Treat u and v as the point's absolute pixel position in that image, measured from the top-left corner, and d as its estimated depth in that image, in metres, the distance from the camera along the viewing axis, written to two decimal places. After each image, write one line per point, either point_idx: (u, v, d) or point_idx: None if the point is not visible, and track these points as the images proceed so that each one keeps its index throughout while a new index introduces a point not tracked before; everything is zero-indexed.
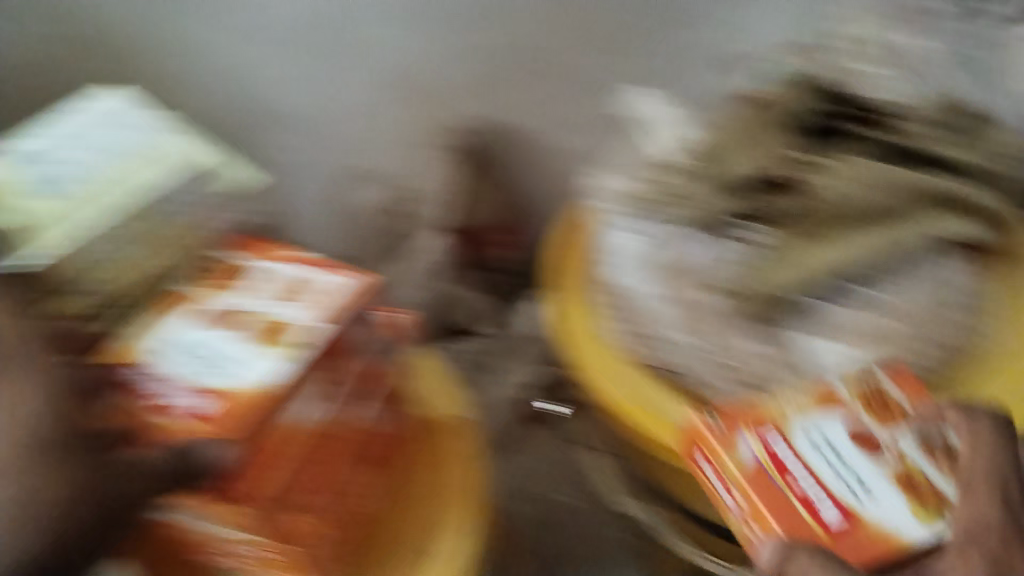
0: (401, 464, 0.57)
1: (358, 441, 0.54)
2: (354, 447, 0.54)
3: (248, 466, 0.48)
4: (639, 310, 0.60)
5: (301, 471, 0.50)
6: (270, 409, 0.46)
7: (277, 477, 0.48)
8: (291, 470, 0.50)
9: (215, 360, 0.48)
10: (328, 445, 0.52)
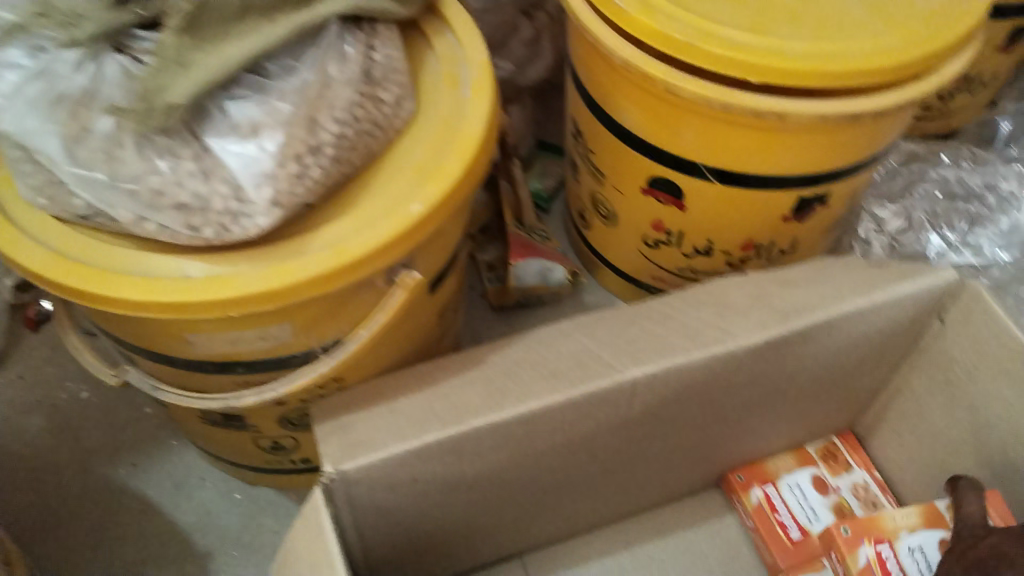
0: (312, 350, 0.58)
1: (292, 331, 0.56)
2: (280, 332, 0.55)
3: (227, 339, 0.55)
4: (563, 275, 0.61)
5: (251, 347, 0.56)
6: (241, 303, 0.51)
7: (252, 344, 0.56)
8: (252, 346, 0.56)
9: (183, 224, 0.52)
10: (290, 337, 0.57)
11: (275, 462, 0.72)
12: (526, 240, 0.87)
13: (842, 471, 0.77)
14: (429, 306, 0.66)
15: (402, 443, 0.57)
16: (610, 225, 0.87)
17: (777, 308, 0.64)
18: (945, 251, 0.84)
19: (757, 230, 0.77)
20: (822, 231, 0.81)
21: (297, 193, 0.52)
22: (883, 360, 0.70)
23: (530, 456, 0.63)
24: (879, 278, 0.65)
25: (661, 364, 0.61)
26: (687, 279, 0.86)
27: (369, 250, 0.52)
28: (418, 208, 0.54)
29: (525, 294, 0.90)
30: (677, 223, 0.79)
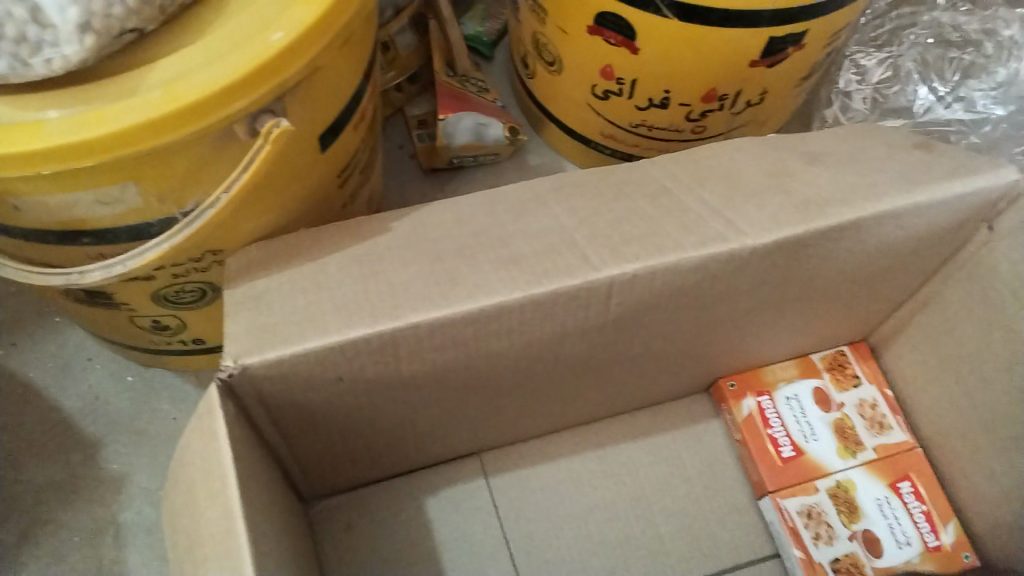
0: (155, 203, 0.47)
1: (129, 190, 0.46)
2: (108, 189, 0.45)
3: (41, 198, 0.44)
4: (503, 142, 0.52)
5: (87, 205, 0.46)
6: (39, 162, 0.39)
7: (84, 208, 0.46)
8: (84, 205, 0.46)
9: None
10: (130, 209, 0.47)
11: (162, 342, 0.64)
12: (457, 91, 0.75)
13: (850, 385, 0.67)
14: (323, 162, 0.54)
15: (324, 337, 0.46)
16: (553, 72, 0.74)
17: (795, 198, 0.52)
18: (932, 105, 0.75)
19: (720, 77, 0.64)
20: (797, 79, 0.68)
21: (116, 14, 0.40)
22: (911, 269, 0.59)
23: (484, 356, 0.53)
24: (920, 171, 0.53)
25: (649, 263, 0.49)
26: (641, 136, 0.73)
27: (213, 91, 0.41)
28: (280, 37, 0.43)
29: (458, 155, 0.77)
30: (629, 69, 0.65)
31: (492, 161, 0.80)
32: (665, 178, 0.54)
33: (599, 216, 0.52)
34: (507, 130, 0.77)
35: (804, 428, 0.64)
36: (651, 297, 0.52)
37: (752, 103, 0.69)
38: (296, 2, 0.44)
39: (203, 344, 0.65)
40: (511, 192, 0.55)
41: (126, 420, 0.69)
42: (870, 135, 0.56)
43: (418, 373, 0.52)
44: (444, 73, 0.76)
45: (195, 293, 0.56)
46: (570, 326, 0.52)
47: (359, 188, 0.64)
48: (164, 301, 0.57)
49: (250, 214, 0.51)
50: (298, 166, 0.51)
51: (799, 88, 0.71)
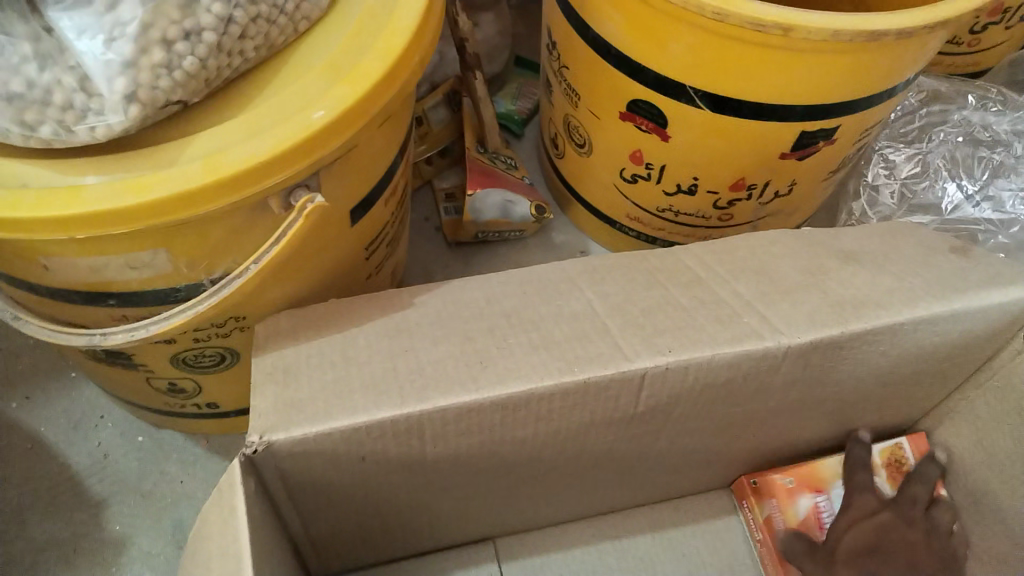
0: (183, 268, 0.47)
1: (160, 253, 0.45)
2: (138, 253, 0.44)
3: (73, 260, 0.44)
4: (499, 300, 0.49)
5: (116, 268, 0.45)
6: (72, 225, 0.39)
7: (114, 272, 0.45)
8: (113, 268, 0.45)
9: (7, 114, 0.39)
10: (162, 277, 0.47)
11: (176, 405, 0.63)
12: (486, 167, 0.75)
13: (904, 484, 0.64)
14: (351, 235, 0.53)
15: (352, 416, 0.45)
16: (583, 154, 0.74)
17: (831, 298, 0.51)
18: (960, 204, 0.73)
19: (750, 167, 0.64)
20: (828, 171, 0.68)
21: (162, 86, 0.40)
22: (945, 374, 0.58)
23: (509, 443, 0.52)
24: (959, 280, 0.52)
25: (681, 356, 0.48)
26: (667, 220, 0.73)
27: (250, 166, 0.40)
28: (319, 116, 0.42)
29: (483, 230, 0.76)
30: (660, 155, 0.65)
31: (517, 237, 0.80)
32: (700, 267, 0.54)
33: (633, 304, 0.52)
34: (534, 207, 0.76)
35: (836, 528, 0.62)
36: (682, 393, 0.51)
37: (780, 194, 0.68)
38: (339, 82, 0.43)
39: (216, 408, 0.64)
40: (544, 274, 0.54)
41: (132, 480, 0.68)
42: (907, 238, 0.57)
43: (442, 458, 0.51)
44: (474, 149, 0.76)
45: (213, 357, 0.56)
46: (599, 418, 0.52)
47: (387, 259, 0.64)
48: (185, 365, 0.56)
49: (279, 283, 0.50)
50: (328, 238, 0.51)
51: (828, 181, 0.70)
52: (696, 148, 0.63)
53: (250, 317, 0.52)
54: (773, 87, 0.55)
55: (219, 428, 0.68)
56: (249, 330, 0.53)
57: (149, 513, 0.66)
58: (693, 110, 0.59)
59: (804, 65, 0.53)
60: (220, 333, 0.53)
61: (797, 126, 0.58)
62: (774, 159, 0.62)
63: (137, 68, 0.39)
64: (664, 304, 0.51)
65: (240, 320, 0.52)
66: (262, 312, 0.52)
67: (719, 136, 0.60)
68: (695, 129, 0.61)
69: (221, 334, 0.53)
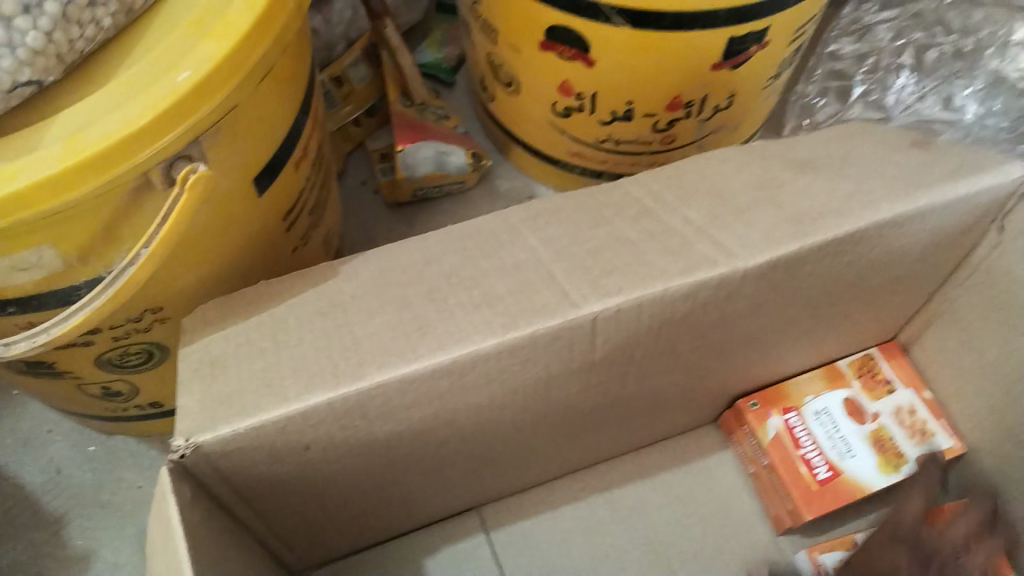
0: (79, 262, 0.43)
1: (44, 248, 0.41)
2: (22, 252, 0.41)
3: None
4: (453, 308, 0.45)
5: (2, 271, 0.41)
6: None
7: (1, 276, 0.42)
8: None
9: None
10: (57, 276, 0.44)
11: (119, 409, 0.60)
12: (414, 121, 0.72)
13: (884, 393, 0.62)
14: (262, 206, 0.50)
15: (282, 404, 0.42)
16: (512, 94, 0.70)
17: (787, 211, 0.48)
18: (914, 104, 0.67)
19: (682, 83, 0.60)
20: (767, 78, 0.64)
21: (4, 66, 0.36)
22: (920, 277, 0.55)
23: (466, 409, 0.48)
24: (922, 174, 0.48)
25: (633, 295, 0.45)
26: (610, 151, 0.69)
27: (115, 140, 0.37)
28: (185, 77, 0.38)
29: (421, 186, 0.72)
30: (590, 83, 0.62)
31: (460, 190, 0.76)
32: (648, 198, 0.50)
33: (579, 246, 0.48)
34: (471, 156, 0.73)
35: (826, 445, 0.59)
36: (643, 335, 0.48)
37: (720, 108, 0.65)
38: (205, 38, 0.39)
39: (162, 407, 0.61)
40: (483, 226, 0.51)
41: (90, 492, 0.65)
42: (864, 136, 0.53)
43: (396, 435, 0.48)
44: (399, 103, 0.73)
45: (140, 355, 0.52)
46: (557, 372, 0.48)
47: (317, 229, 0.60)
48: (111, 366, 0.53)
49: (190, 266, 0.47)
50: (233, 210, 0.47)
51: (770, 90, 0.68)
52: (631, 67, 0.59)
53: (166, 306, 0.49)
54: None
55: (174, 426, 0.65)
56: (171, 321, 0.50)
57: (114, 524, 0.63)
58: (619, 29, 0.55)
59: None
60: (139, 328, 0.49)
61: (723, 32, 0.55)
62: (706, 73, 0.59)
63: None
64: (612, 244, 0.48)
65: (155, 311, 0.48)
66: (179, 301, 0.49)
67: (651, 52, 0.56)
68: (625, 49, 0.56)
69: (141, 330, 0.50)
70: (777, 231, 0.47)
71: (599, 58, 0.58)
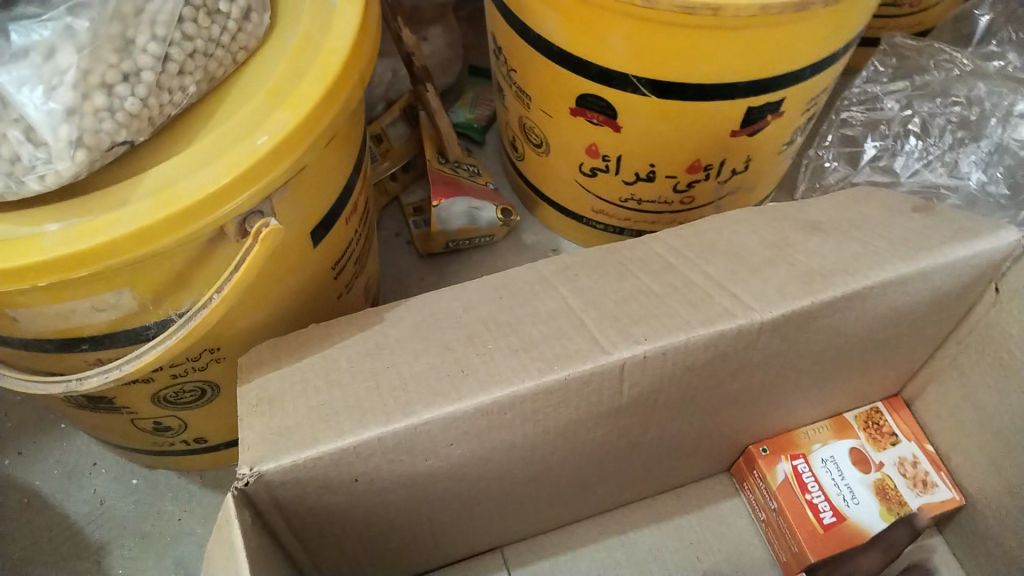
0: (151, 304, 0.47)
1: (123, 291, 0.45)
2: (104, 293, 0.44)
3: (38, 310, 0.44)
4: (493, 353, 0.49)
5: (83, 310, 0.45)
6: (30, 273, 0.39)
7: (82, 315, 0.46)
8: (80, 311, 0.45)
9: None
10: (130, 317, 0.47)
11: (165, 443, 0.63)
12: (449, 176, 0.75)
13: (888, 444, 0.66)
14: (315, 256, 0.54)
15: (337, 438, 0.45)
16: (541, 154, 0.74)
17: (800, 269, 0.52)
18: (921, 170, 0.72)
19: (703, 148, 0.65)
20: (780, 144, 0.69)
21: (106, 128, 0.40)
22: (923, 332, 0.58)
23: (501, 449, 0.52)
24: (925, 237, 0.53)
25: (659, 343, 0.49)
26: (631, 210, 0.74)
27: (201, 197, 0.41)
28: (264, 140, 0.43)
29: (454, 238, 0.77)
30: (616, 146, 0.66)
31: (488, 242, 0.80)
32: (671, 255, 0.55)
33: (608, 297, 0.52)
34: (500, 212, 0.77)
35: (832, 490, 0.62)
36: (667, 381, 0.52)
37: (737, 171, 0.70)
38: (281, 106, 0.44)
39: (206, 443, 0.64)
40: (518, 278, 0.55)
41: (131, 524, 0.68)
42: (869, 203, 0.57)
43: (435, 473, 0.51)
44: (435, 160, 0.76)
45: (194, 392, 0.56)
46: (586, 416, 0.52)
47: (359, 278, 0.64)
48: (166, 402, 0.56)
49: (249, 310, 0.51)
50: (291, 259, 0.51)
51: (783, 155, 0.72)
52: (655, 134, 0.63)
53: (224, 346, 0.52)
54: (716, 68, 0.55)
55: (213, 462, 0.68)
56: (225, 360, 0.54)
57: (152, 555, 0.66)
58: (645, 100, 0.60)
59: (737, 43, 0.53)
60: (196, 366, 0.53)
61: (744, 101, 0.59)
62: (726, 138, 0.64)
63: (80, 114, 0.39)
64: (639, 297, 0.52)
65: (213, 351, 0.52)
66: (235, 342, 0.53)
67: (674, 121, 0.61)
68: (650, 117, 0.61)
69: (198, 368, 0.53)
70: (791, 288, 0.51)
71: (625, 124, 0.63)
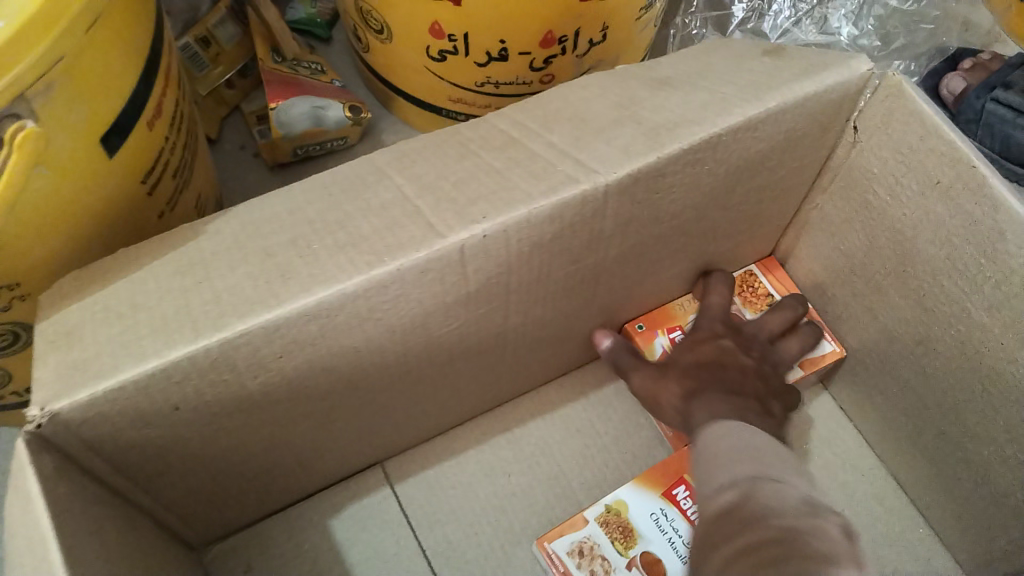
0: None
1: None
2: None
3: None
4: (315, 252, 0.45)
5: None
6: None
7: None
8: None
9: None
10: None
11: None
12: (287, 77, 0.73)
13: (764, 305, 0.63)
14: (114, 167, 0.50)
15: (141, 363, 0.41)
16: (386, 42, 0.69)
17: (645, 125, 0.48)
18: (789, 29, 0.74)
19: (553, 17, 0.61)
20: (637, 8, 0.66)
21: None
22: (787, 183, 0.56)
23: (345, 358, 0.48)
24: (775, 76, 0.49)
25: (497, 221, 0.45)
26: (491, 94, 0.70)
27: None
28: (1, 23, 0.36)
29: (301, 144, 0.74)
30: (460, 24, 0.61)
31: (341, 147, 0.78)
32: (513, 128, 0.51)
33: (444, 178, 0.48)
34: (348, 109, 0.75)
35: None
36: (515, 263, 0.48)
37: (596, 41, 0.66)
38: None
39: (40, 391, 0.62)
40: (349, 172, 0.50)
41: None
42: (719, 52, 0.54)
43: (276, 393, 0.47)
44: (269, 61, 0.73)
45: (7, 337, 0.52)
46: (433, 310, 0.48)
47: (184, 190, 0.61)
48: None
49: (38, 232, 0.47)
50: (78, 172, 0.47)
51: (644, 21, 0.69)
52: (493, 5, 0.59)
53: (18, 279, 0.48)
54: None
55: None
56: (30, 298, 0.50)
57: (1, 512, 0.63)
58: None
59: None
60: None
61: None
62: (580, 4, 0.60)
63: None
64: (476, 177, 0.48)
65: (9, 286, 0.48)
66: (28, 271, 0.48)
67: None
68: None
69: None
70: (634, 145, 0.47)
71: None
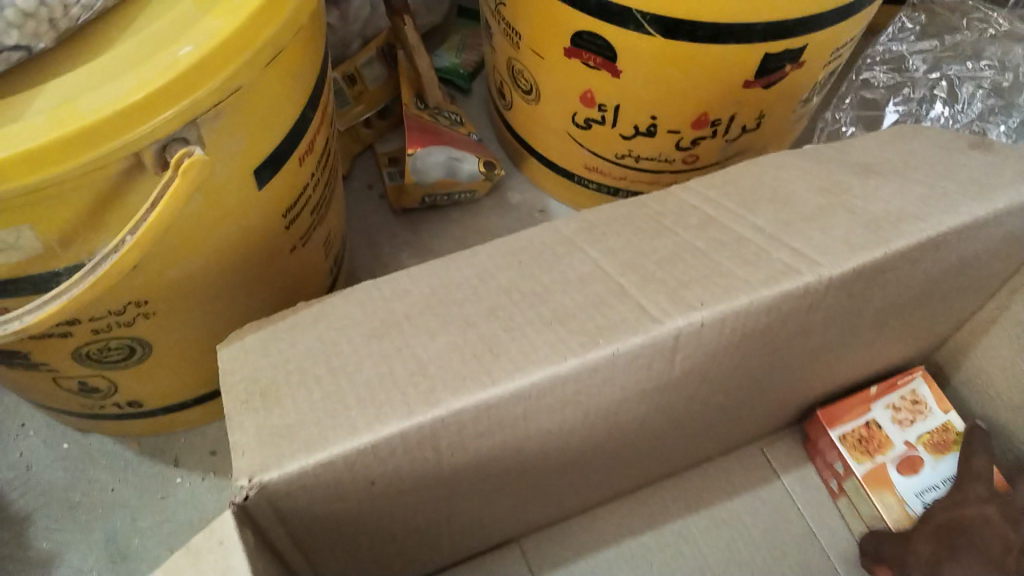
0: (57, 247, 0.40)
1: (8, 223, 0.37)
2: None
3: None
4: (522, 328, 0.42)
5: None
6: None
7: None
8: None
9: None
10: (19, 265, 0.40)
11: (95, 407, 0.59)
12: (427, 123, 0.71)
13: (879, 439, 0.60)
14: (260, 199, 0.47)
15: (353, 438, 0.38)
16: (530, 103, 0.68)
17: (862, 216, 0.46)
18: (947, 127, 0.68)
19: (710, 100, 0.58)
20: (797, 100, 0.63)
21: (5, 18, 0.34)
22: (981, 279, 0.53)
23: (536, 437, 0.46)
24: (990, 176, 0.48)
25: (717, 309, 0.43)
26: (629, 167, 0.67)
27: (106, 114, 0.34)
28: (188, 51, 0.36)
29: (431, 192, 0.72)
30: (614, 95, 0.60)
31: (469, 199, 0.75)
32: (708, 206, 0.48)
33: (647, 258, 0.45)
34: (482, 164, 0.72)
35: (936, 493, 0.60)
36: (720, 351, 0.46)
37: (747, 129, 0.64)
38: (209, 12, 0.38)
39: (139, 407, 0.60)
40: (537, 241, 0.47)
41: (60, 493, 0.65)
42: (919, 139, 0.52)
43: (462, 468, 0.45)
44: (414, 105, 0.71)
45: (122, 351, 0.51)
46: (630, 394, 0.46)
47: (320, 229, 0.58)
48: (91, 364, 0.51)
49: (179, 254, 0.45)
50: (229, 202, 0.45)
51: (798, 112, 0.66)
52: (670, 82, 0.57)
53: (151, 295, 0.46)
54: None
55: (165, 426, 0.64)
56: (155, 317, 0.49)
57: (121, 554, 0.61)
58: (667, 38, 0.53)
59: None
60: (121, 323, 0.47)
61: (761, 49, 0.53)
62: (745, 95, 0.59)
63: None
64: (685, 255, 0.45)
65: (139, 301, 0.46)
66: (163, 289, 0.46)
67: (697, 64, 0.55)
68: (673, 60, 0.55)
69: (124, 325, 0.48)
70: (851, 232, 0.45)
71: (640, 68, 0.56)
